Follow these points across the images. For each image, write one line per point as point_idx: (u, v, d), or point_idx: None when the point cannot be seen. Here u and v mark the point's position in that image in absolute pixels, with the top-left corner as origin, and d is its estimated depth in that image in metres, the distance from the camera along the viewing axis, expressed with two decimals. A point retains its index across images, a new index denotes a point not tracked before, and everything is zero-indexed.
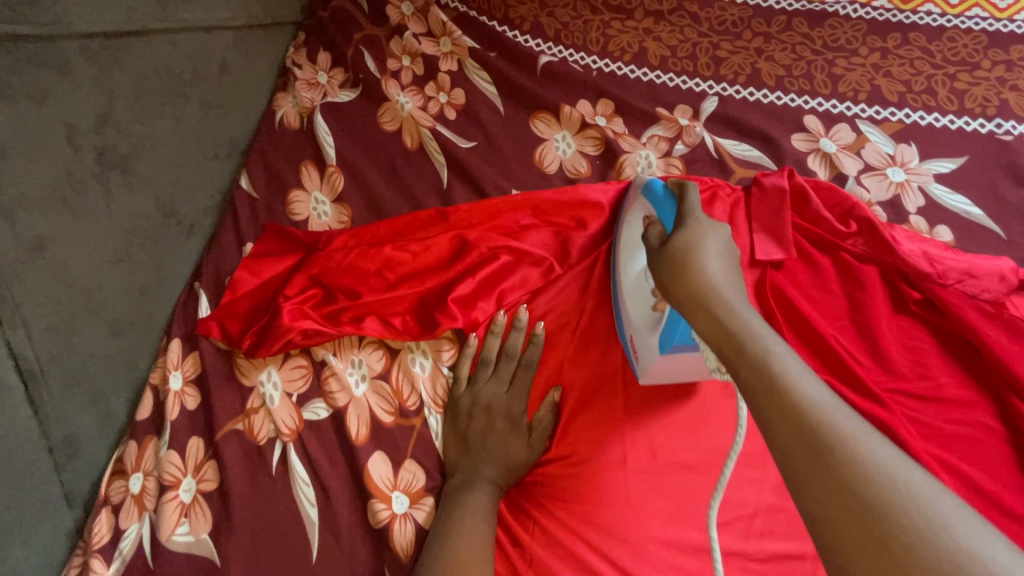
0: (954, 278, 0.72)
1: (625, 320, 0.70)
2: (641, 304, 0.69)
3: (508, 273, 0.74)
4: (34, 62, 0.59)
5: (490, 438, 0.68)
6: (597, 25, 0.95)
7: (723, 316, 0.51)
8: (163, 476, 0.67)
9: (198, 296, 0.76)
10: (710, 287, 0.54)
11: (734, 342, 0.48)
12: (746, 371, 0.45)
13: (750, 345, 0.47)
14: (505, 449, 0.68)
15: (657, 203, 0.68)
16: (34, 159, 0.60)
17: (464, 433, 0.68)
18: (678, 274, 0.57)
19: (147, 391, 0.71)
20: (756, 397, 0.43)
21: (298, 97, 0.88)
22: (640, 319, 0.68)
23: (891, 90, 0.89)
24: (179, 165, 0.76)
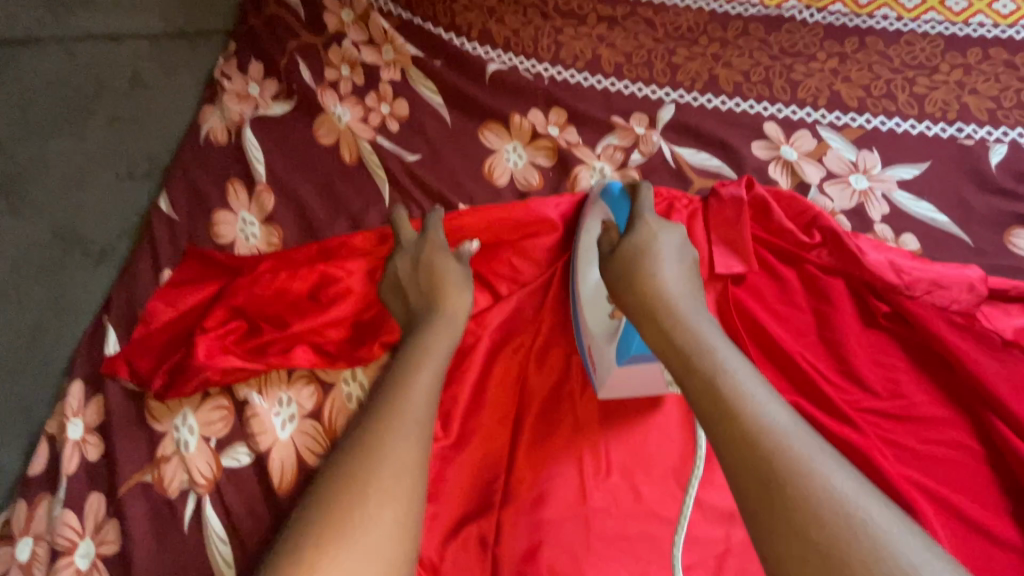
0: (921, 289, 0.69)
1: (582, 325, 0.65)
2: (598, 313, 0.66)
3: None
4: None
5: (433, 301, 0.62)
6: (548, 32, 0.90)
7: (673, 331, 0.53)
8: (56, 540, 0.58)
9: (106, 330, 0.68)
10: (660, 295, 0.56)
11: (683, 356, 0.50)
12: (696, 379, 0.47)
13: (703, 361, 0.48)
14: (455, 306, 0.62)
15: (614, 203, 0.68)
16: None
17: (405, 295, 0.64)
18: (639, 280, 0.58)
19: (42, 441, 0.63)
20: (713, 425, 0.44)
21: (226, 111, 0.81)
22: (596, 320, 0.65)
23: (851, 96, 0.86)
24: (83, 187, 0.72)
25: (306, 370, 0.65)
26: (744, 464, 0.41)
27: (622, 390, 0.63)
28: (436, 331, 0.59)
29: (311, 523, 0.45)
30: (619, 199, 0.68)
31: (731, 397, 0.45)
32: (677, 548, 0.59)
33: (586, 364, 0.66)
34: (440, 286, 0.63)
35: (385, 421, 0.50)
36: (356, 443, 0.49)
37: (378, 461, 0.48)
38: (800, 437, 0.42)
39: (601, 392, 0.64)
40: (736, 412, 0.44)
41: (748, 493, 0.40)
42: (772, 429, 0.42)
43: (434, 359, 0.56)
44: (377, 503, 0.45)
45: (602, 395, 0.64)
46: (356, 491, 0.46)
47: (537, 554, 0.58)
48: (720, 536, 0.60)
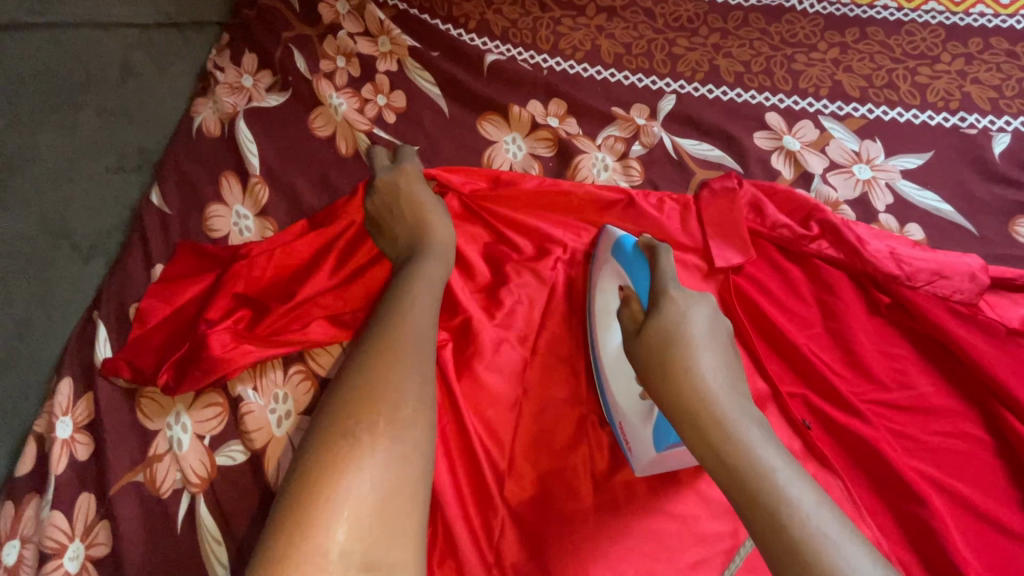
0: (923, 280, 0.68)
1: (610, 402, 0.61)
2: (626, 385, 0.62)
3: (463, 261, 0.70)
4: None
5: (421, 225, 0.63)
6: (547, 23, 0.89)
7: (711, 426, 0.48)
8: (44, 543, 0.56)
9: (96, 326, 0.66)
10: (696, 381, 0.51)
11: (696, 418, 0.49)
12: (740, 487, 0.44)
13: (748, 466, 0.45)
14: (442, 228, 0.64)
15: (628, 264, 0.65)
16: None
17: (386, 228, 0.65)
18: (659, 351, 0.54)
19: (30, 441, 0.61)
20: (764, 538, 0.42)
21: (219, 102, 0.80)
22: (626, 396, 0.61)
23: (853, 85, 0.85)
24: (70, 180, 0.68)
25: (329, 344, 0.64)
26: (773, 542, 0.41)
27: (663, 466, 0.59)
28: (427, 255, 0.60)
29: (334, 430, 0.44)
30: (633, 260, 0.65)
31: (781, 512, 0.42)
32: (684, 544, 0.58)
33: (619, 440, 0.62)
34: (422, 211, 0.64)
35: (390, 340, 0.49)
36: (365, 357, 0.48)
37: (394, 375, 0.47)
38: (825, 513, 0.42)
39: (639, 470, 0.59)
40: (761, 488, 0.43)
41: None
42: (797, 504, 0.42)
43: (428, 281, 0.57)
44: (387, 426, 0.44)
45: (643, 473, 0.59)
46: (372, 403, 0.45)
47: (542, 553, 0.57)
48: (728, 531, 0.59)
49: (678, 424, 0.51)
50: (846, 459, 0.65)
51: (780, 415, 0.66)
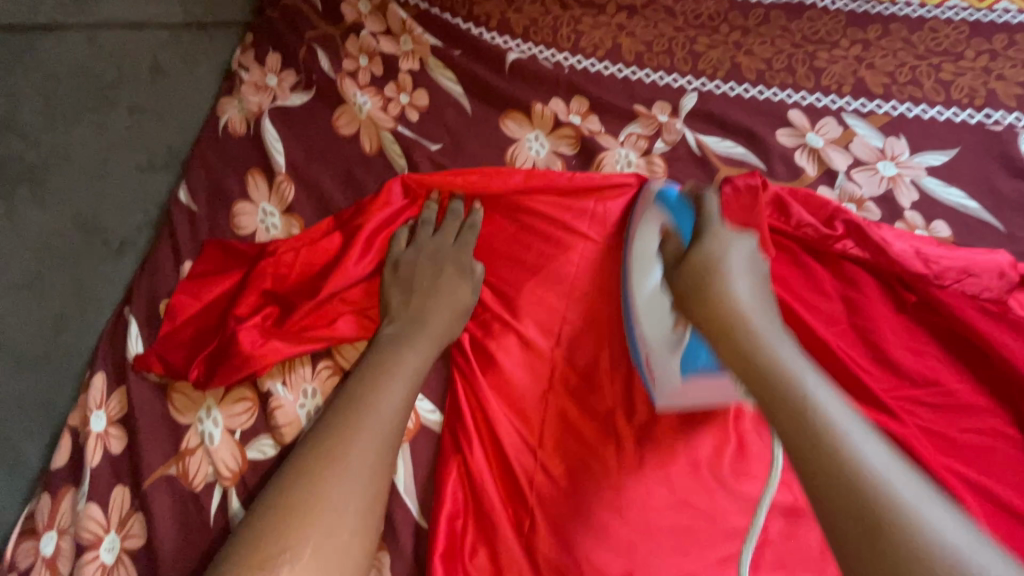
0: (951, 278, 0.68)
1: (639, 336, 0.62)
2: (657, 321, 0.62)
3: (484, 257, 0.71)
4: None
5: (430, 291, 0.64)
6: (567, 21, 0.89)
7: (747, 343, 0.50)
8: (80, 534, 0.57)
9: (128, 322, 0.67)
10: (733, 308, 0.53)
11: (762, 372, 0.47)
12: (765, 392, 0.46)
13: (777, 372, 0.47)
14: (455, 293, 0.65)
15: (675, 212, 0.67)
16: None
17: (399, 285, 0.66)
18: (717, 312, 0.54)
19: (65, 434, 0.62)
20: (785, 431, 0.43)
21: (245, 102, 0.81)
22: (656, 328, 0.62)
23: (876, 82, 0.85)
24: (102, 177, 0.69)
25: (357, 340, 0.65)
26: (838, 501, 0.38)
27: (686, 400, 0.61)
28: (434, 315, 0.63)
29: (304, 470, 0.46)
30: (678, 205, 0.67)
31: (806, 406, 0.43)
32: (713, 539, 0.58)
33: (642, 376, 0.63)
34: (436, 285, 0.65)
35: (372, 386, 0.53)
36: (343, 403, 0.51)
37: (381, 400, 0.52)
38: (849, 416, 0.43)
39: (660, 402, 0.61)
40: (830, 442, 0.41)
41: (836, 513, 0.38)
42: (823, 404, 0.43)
43: (427, 335, 0.61)
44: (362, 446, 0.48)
45: (664, 407, 0.61)
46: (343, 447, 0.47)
47: (572, 547, 0.57)
48: (756, 528, 0.58)
49: (743, 378, 0.49)
50: None
51: None
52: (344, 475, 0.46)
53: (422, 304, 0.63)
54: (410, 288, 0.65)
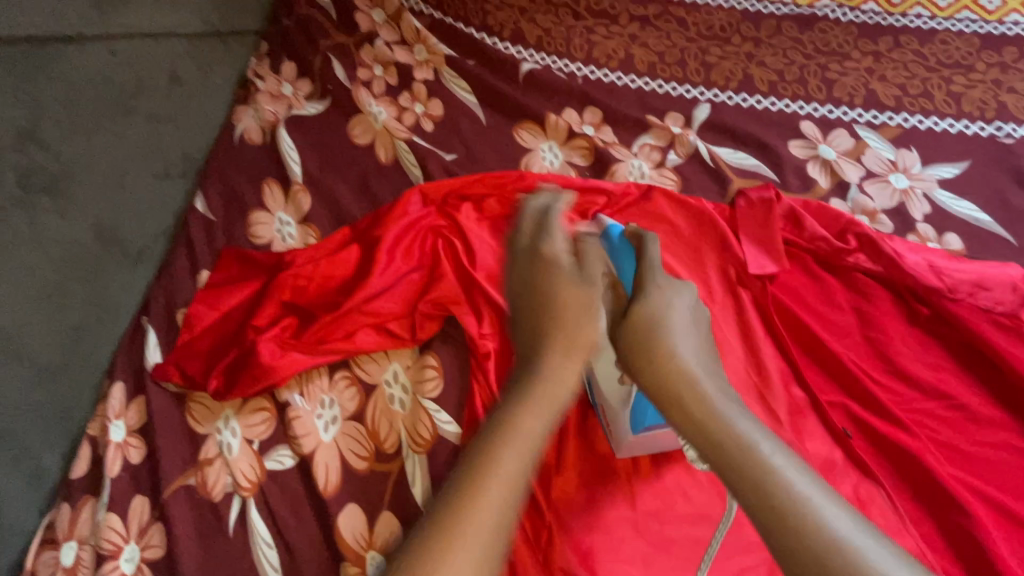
0: (964, 291, 0.68)
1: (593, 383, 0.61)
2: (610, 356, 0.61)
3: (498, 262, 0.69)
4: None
5: (543, 301, 0.56)
6: (580, 31, 0.90)
7: (661, 386, 0.50)
8: (101, 545, 0.57)
9: (146, 332, 0.67)
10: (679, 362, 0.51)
11: (702, 424, 0.47)
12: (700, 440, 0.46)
13: (699, 413, 0.48)
14: (588, 304, 0.56)
15: (617, 253, 0.63)
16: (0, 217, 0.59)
17: (522, 300, 0.59)
18: (646, 361, 0.52)
19: (84, 443, 0.63)
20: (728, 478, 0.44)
21: (260, 111, 0.81)
22: (607, 376, 0.60)
23: (888, 94, 0.85)
24: (122, 187, 0.70)
25: (376, 351, 0.65)
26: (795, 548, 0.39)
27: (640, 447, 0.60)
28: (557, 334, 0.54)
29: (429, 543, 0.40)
30: (620, 247, 0.63)
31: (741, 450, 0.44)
32: (730, 551, 0.58)
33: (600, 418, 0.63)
34: (557, 292, 0.57)
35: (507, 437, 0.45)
36: (472, 461, 0.45)
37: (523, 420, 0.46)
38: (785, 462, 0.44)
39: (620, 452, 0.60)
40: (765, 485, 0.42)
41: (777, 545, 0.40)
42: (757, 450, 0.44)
43: (564, 360, 0.52)
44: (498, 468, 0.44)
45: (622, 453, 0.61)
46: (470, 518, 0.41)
47: (590, 560, 0.57)
48: None
49: (662, 410, 0.50)
50: (889, 470, 0.64)
51: (821, 423, 0.66)
52: (474, 556, 0.40)
53: (544, 319, 0.55)
54: (524, 304, 0.58)
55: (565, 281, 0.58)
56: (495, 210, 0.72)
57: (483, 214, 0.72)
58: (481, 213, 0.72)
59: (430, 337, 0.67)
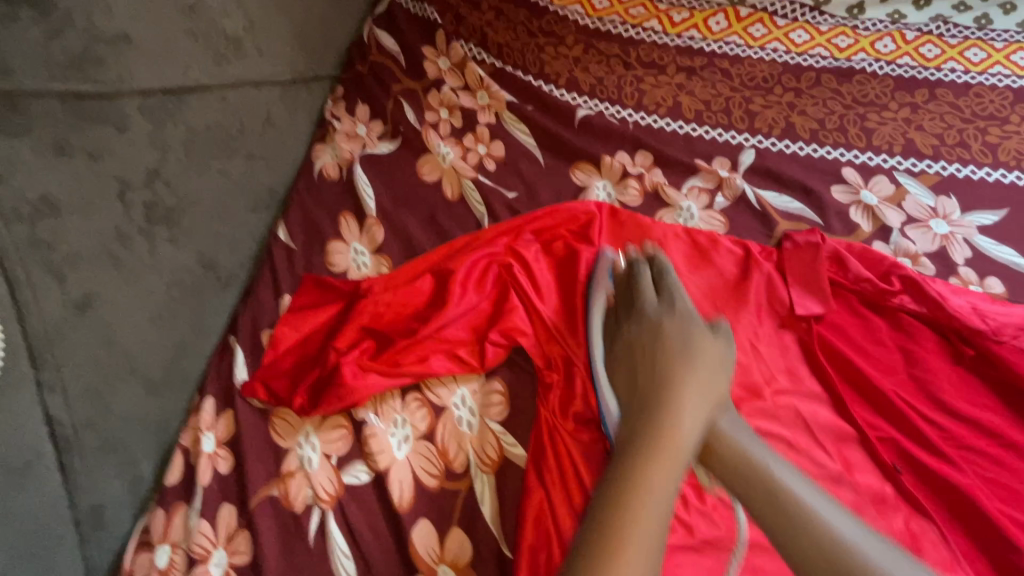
0: (1010, 334, 0.70)
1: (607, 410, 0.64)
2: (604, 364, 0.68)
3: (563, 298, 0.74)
4: (144, 113, 0.67)
5: (684, 358, 0.65)
6: (631, 80, 0.97)
7: (732, 449, 0.59)
8: (193, 549, 0.62)
9: (234, 350, 0.73)
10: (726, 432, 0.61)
11: (745, 474, 0.58)
12: (755, 498, 0.56)
13: (755, 471, 0.57)
14: (700, 389, 0.62)
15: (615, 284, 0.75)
16: (122, 244, 0.65)
17: (643, 360, 0.66)
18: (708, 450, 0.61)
19: (176, 453, 0.67)
20: (774, 523, 0.54)
21: (338, 148, 0.89)
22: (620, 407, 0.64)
23: (926, 144, 0.90)
24: (222, 217, 0.76)
25: (446, 375, 0.70)
26: None
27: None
28: (689, 390, 0.62)
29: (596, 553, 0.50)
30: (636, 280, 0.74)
31: (787, 504, 0.54)
32: None
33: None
34: (665, 362, 0.65)
35: (660, 464, 0.56)
36: (626, 468, 0.56)
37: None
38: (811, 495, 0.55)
39: None
40: (811, 530, 0.52)
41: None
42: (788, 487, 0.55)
43: (698, 402, 0.62)
44: None
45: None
46: (639, 524, 0.52)
47: None
48: None
49: (738, 491, 0.58)
50: (937, 505, 0.66)
51: (867, 456, 0.69)
52: (647, 553, 0.51)
53: (666, 375, 0.64)
54: (654, 356, 0.66)
55: (694, 380, 0.63)
56: (557, 248, 0.78)
57: (546, 253, 0.78)
58: (546, 251, 0.78)
59: (497, 364, 0.71)
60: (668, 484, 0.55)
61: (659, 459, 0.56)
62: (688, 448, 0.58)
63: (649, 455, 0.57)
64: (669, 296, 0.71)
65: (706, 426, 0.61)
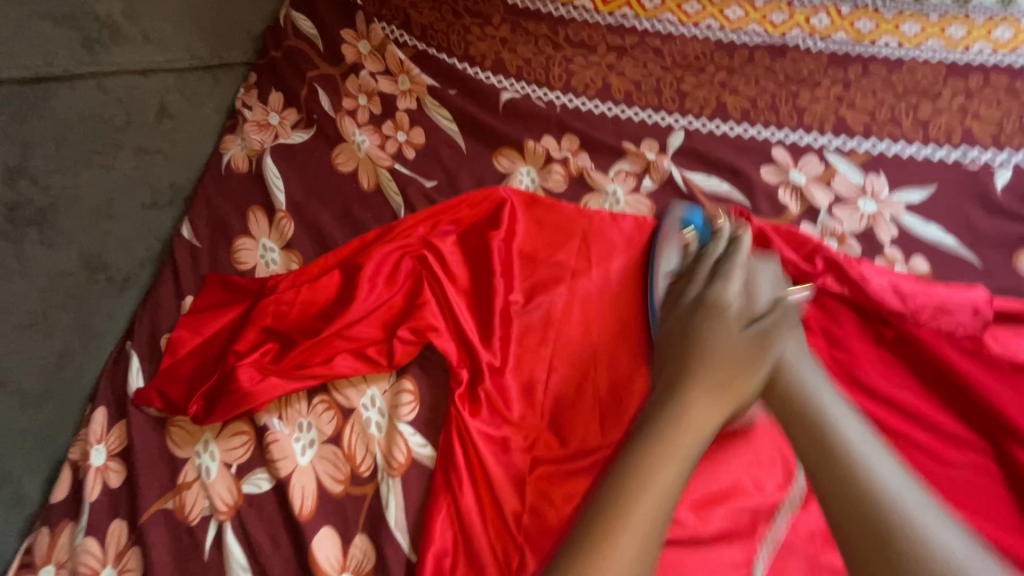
0: (927, 315, 0.69)
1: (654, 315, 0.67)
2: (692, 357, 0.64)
3: (479, 291, 0.71)
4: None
5: (678, 387, 0.56)
6: (559, 61, 0.93)
7: (787, 379, 0.56)
8: (78, 568, 0.59)
9: (129, 357, 0.70)
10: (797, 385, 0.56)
11: (796, 405, 0.55)
12: (803, 445, 0.53)
13: (808, 407, 0.54)
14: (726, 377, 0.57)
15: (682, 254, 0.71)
16: None
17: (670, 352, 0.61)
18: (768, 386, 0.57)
19: (65, 469, 0.65)
20: (799, 442, 0.53)
21: (247, 140, 0.84)
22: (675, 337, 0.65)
23: (857, 121, 0.88)
24: (108, 217, 0.73)
25: (354, 376, 0.67)
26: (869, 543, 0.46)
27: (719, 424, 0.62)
28: (689, 408, 0.55)
29: (589, 543, 0.48)
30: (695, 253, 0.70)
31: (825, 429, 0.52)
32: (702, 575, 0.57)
33: None
34: (703, 352, 0.59)
35: (653, 457, 0.52)
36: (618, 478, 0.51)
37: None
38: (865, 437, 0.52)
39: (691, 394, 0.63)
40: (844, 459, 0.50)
41: (843, 515, 0.48)
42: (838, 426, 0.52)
43: (694, 420, 0.54)
44: None
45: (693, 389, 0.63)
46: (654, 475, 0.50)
47: None
48: (741, 562, 0.58)
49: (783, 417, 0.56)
50: None
51: None
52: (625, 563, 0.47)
53: (682, 361, 0.59)
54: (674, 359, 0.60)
55: (703, 395, 0.56)
56: (474, 240, 0.74)
57: (461, 245, 0.75)
58: (461, 242, 0.75)
59: (407, 362, 0.68)
60: (671, 481, 0.51)
61: (659, 462, 0.51)
62: (698, 431, 0.54)
63: (657, 431, 0.53)
64: (715, 289, 0.63)
65: (727, 406, 0.56)
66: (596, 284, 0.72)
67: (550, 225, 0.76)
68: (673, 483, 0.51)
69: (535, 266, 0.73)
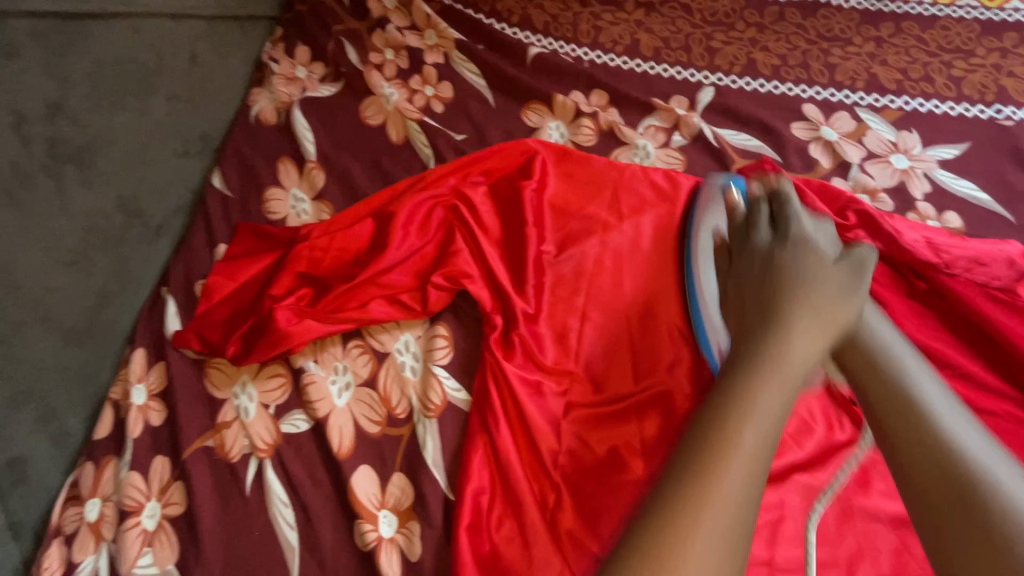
0: (960, 267, 0.69)
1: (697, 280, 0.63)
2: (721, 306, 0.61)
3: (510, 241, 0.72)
4: (36, 39, 0.65)
5: (774, 355, 0.44)
6: (587, 17, 0.92)
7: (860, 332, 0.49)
8: (123, 502, 0.61)
9: (166, 301, 0.71)
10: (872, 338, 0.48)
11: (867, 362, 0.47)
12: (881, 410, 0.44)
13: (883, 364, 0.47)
14: (826, 311, 0.48)
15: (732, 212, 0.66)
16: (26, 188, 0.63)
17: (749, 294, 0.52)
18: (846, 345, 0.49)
19: (106, 407, 0.67)
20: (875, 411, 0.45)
21: (275, 92, 0.84)
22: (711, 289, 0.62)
23: (889, 78, 0.87)
24: (144, 161, 0.74)
25: (388, 321, 0.67)
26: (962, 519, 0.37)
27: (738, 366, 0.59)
28: (774, 364, 0.43)
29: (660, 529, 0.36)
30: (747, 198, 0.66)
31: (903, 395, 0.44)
32: None
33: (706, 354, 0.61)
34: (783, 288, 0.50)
35: (742, 423, 0.39)
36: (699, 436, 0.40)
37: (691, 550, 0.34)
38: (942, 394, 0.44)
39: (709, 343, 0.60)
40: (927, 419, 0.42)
41: (929, 493, 0.39)
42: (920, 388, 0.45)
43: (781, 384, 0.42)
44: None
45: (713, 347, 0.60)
46: (747, 422, 0.39)
47: (594, 523, 0.57)
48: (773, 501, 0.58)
49: (852, 376, 0.48)
50: None
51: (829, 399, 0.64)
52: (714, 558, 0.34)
53: (772, 294, 0.49)
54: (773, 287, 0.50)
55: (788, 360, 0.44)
56: (505, 190, 0.74)
57: (492, 196, 0.75)
58: (492, 193, 0.75)
59: (441, 309, 0.68)
60: (760, 455, 0.38)
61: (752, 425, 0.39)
62: (800, 363, 0.45)
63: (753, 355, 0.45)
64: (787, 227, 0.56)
65: (829, 337, 0.48)
66: (627, 236, 0.71)
67: (581, 177, 0.75)
68: (782, 404, 0.41)
69: (566, 217, 0.73)
